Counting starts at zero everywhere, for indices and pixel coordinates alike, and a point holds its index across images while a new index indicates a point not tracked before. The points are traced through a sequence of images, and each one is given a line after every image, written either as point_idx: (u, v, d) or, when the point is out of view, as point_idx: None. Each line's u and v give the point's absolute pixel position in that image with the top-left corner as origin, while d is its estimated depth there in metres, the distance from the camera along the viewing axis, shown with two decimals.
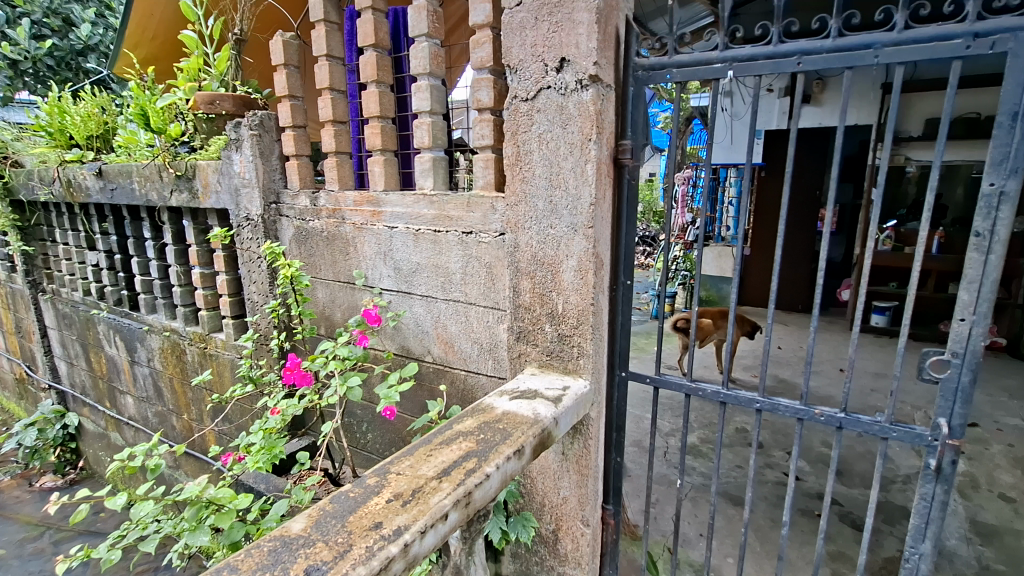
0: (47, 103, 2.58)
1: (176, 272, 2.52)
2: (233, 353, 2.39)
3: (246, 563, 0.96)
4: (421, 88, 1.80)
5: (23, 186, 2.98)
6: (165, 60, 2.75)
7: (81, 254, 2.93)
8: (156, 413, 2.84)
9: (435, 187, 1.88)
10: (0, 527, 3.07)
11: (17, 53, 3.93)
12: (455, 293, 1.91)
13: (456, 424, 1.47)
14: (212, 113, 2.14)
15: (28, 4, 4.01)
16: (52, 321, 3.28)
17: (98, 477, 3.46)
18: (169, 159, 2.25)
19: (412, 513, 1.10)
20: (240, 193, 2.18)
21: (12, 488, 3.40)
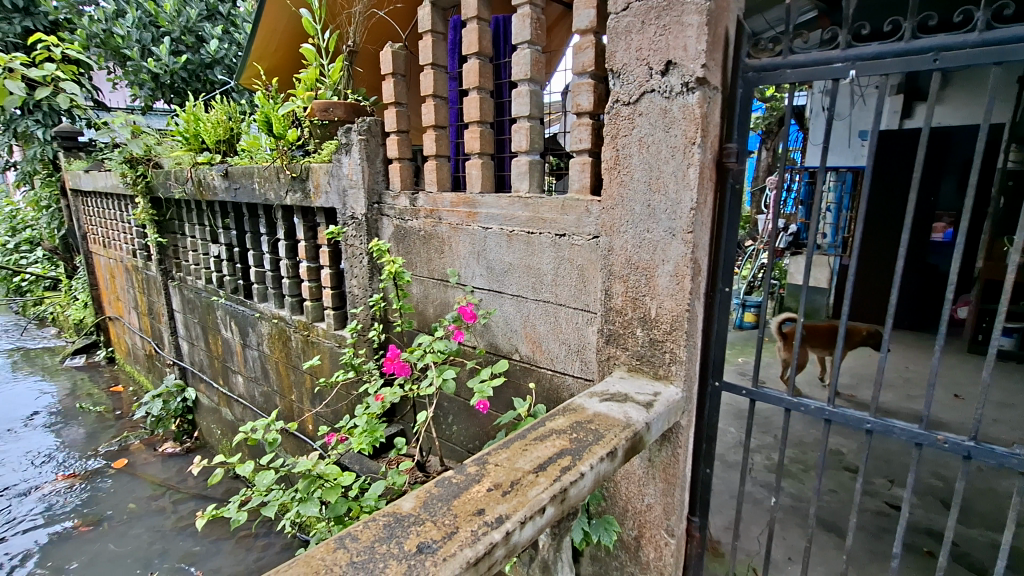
0: (185, 111, 2.91)
1: (286, 266, 2.76)
2: (333, 342, 2.58)
3: (365, 534, 1.04)
4: (521, 93, 1.85)
5: (161, 184, 3.37)
6: (284, 70, 3.01)
7: (205, 246, 3.29)
8: (262, 393, 3.12)
9: (531, 190, 1.92)
10: (131, 483, 3.51)
11: (159, 67, 4.48)
12: (546, 294, 1.94)
13: (548, 420, 1.50)
14: (327, 120, 2.32)
15: (169, 23, 4.53)
16: (178, 305, 3.68)
17: (209, 447, 3.84)
18: (287, 161, 2.47)
19: (512, 503, 1.14)
20: (347, 194, 2.35)
21: (140, 451, 3.86)
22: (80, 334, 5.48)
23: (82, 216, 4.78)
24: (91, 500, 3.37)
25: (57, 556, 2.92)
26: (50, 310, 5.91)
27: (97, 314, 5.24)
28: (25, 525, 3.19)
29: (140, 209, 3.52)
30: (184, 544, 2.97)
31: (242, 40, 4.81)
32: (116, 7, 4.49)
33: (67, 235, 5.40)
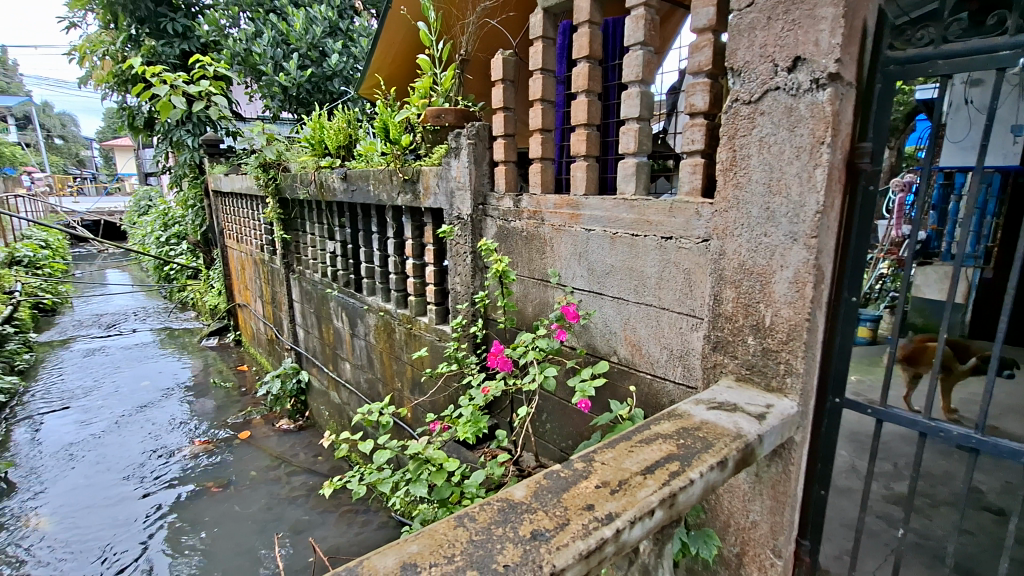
0: (312, 120, 3.21)
1: (394, 262, 2.96)
2: (434, 336, 2.72)
3: (482, 516, 1.10)
4: (631, 95, 1.85)
5: (288, 186, 3.74)
6: (401, 80, 3.23)
7: (323, 242, 3.61)
8: (367, 379, 3.37)
9: (637, 192, 1.90)
10: (253, 453, 3.92)
11: (288, 81, 4.97)
12: (649, 297, 1.91)
13: (653, 424, 1.48)
14: (438, 125, 2.46)
15: (298, 40, 4.99)
16: (297, 296, 4.06)
17: (318, 426, 4.20)
18: (401, 165, 2.65)
19: (621, 502, 1.14)
20: (455, 195, 2.47)
21: (261, 425, 4.30)
22: (214, 318, 6.22)
23: (220, 214, 5.42)
24: (220, 465, 3.81)
25: (194, 511, 3.34)
26: (191, 296, 6.77)
27: (228, 301, 5.93)
28: (168, 481, 3.65)
29: (270, 208, 3.95)
30: (296, 513, 3.27)
31: (359, 54, 5.18)
32: (255, 28, 5.06)
33: (207, 231, 6.16)
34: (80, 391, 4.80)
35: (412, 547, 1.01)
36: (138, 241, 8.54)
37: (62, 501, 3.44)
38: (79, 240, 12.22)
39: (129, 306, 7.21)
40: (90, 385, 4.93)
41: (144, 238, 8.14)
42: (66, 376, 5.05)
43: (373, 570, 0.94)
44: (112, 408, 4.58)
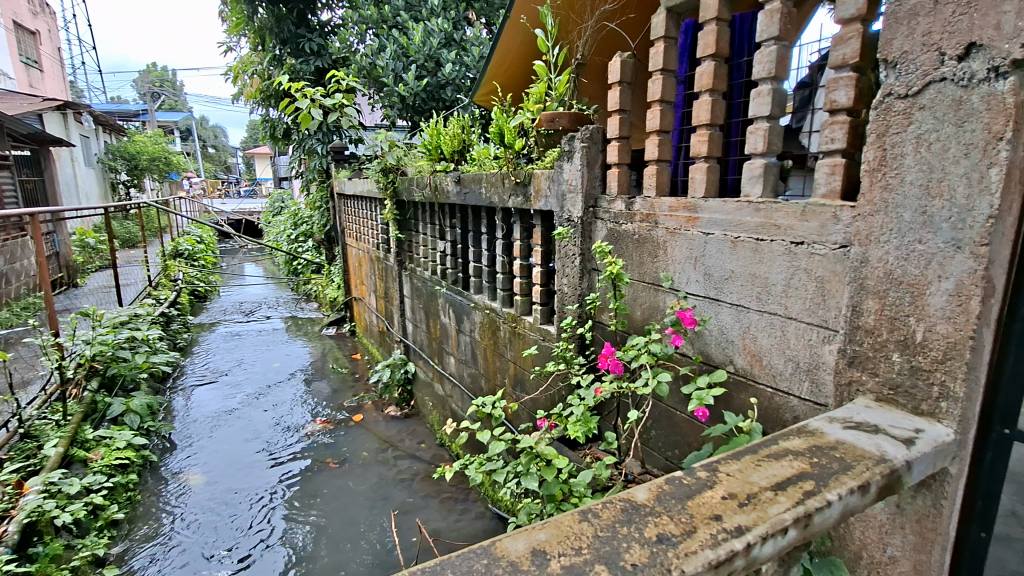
0: (430, 127, 3.43)
1: (502, 262, 3.06)
2: (539, 335, 2.78)
3: (605, 513, 1.11)
4: (761, 93, 1.75)
5: (405, 189, 4.01)
6: (516, 86, 3.35)
7: (434, 242, 3.83)
8: (471, 374, 3.52)
9: (763, 195, 1.80)
10: (365, 435, 4.25)
11: (407, 91, 5.33)
12: (773, 306, 1.80)
13: (781, 440, 1.40)
14: (552, 129, 2.52)
15: (417, 53, 5.33)
16: (409, 291, 4.35)
17: (422, 416, 4.46)
18: (513, 168, 2.74)
19: (752, 516, 1.09)
20: (566, 198, 2.50)
21: (371, 409, 4.65)
22: (333, 310, 6.82)
23: (342, 215, 5.95)
24: (337, 443, 4.17)
25: (315, 482, 3.69)
26: (314, 289, 7.49)
27: (346, 295, 6.48)
28: (294, 454, 4.05)
29: (388, 210, 4.26)
30: (401, 495, 3.49)
31: (471, 62, 5.43)
32: (380, 43, 5.48)
33: (330, 230, 6.78)
34: (225, 368, 5.47)
35: (541, 535, 1.04)
36: (272, 238, 9.63)
37: (209, 460, 3.92)
38: (226, 236, 14.04)
39: (263, 295, 8.14)
40: (232, 363, 5.61)
41: (276, 235, 9.15)
42: (215, 354, 5.79)
43: (506, 551, 0.99)
44: (250, 385, 5.17)
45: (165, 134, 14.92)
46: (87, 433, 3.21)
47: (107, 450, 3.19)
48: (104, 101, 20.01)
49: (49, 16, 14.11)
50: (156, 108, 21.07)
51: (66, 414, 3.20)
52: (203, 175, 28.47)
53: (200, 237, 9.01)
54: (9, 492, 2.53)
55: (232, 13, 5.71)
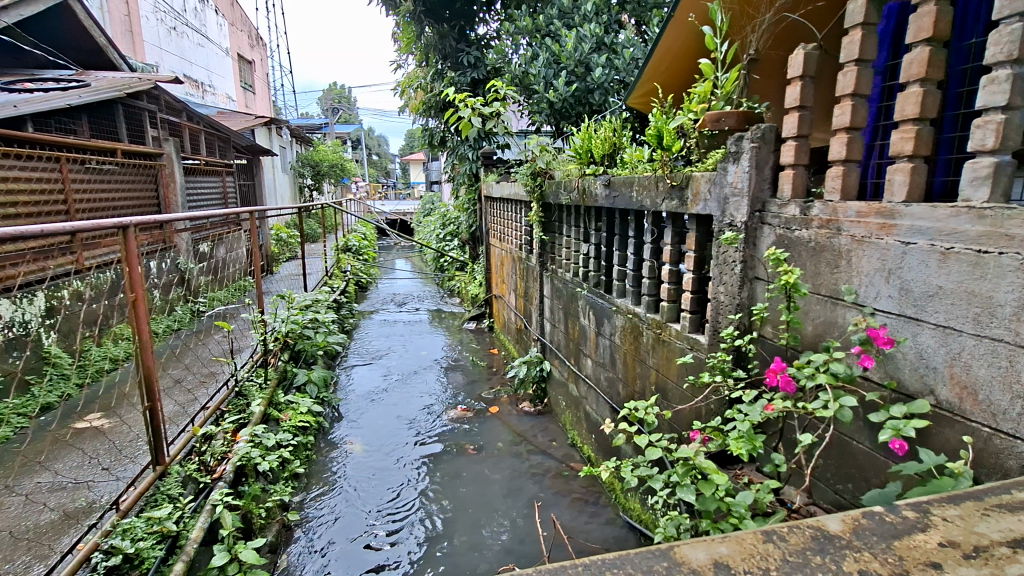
0: (582, 130, 3.50)
1: (649, 267, 2.99)
2: (685, 344, 2.66)
3: (794, 538, 1.04)
4: (994, 80, 1.47)
5: (552, 192, 4.12)
6: (678, 87, 3.34)
7: (578, 244, 3.88)
8: (608, 378, 3.51)
9: (990, 199, 1.48)
10: (500, 427, 4.46)
11: (555, 97, 5.46)
12: (996, 332, 1.47)
13: (1015, 490, 1.18)
14: (717, 130, 2.37)
15: (568, 59, 5.42)
16: (549, 292, 4.50)
17: (554, 414, 4.54)
18: (669, 170, 2.66)
19: (983, 570, 0.93)
20: (728, 202, 2.35)
21: (506, 403, 4.86)
22: (473, 306, 7.24)
23: (488, 217, 6.29)
24: (474, 431, 4.42)
25: (455, 464, 3.95)
26: (458, 285, 8.02)
27: (488, 292, 6.83)
28: (437, 437, 4.36)
29: (534, 213, 4.42)
30: (532, 488, 3.59)
31: (620, 65, 5.39)
32: (533, 51, 5.69)
33: (476, 230, 7.20)
34: (381, 352, 6.10)
35: (722, 548, 1.01)
36: (424, 236, 10.51)
37: (367, 432, 4.41)
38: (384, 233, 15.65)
39: (413, 288, 8.90)
40: (388, 348, 6.23)
41: (427, 234, 9.97)
42: (373, 339, 6.48)
43: (687, 559, 0.98)
44: (401, 369, 5.70)
45: (341, 143, 17.07)
46: (280, 397, 3.78)
47: (293, 413, 3.74)
48: (294, 116, 23.58)
49: (262, 48, 16.95)
50: (334, 121, 24.19)
51: (265, 378, 3.81)
52: (366, 179, 32.02)
53: (365, 233, 10.16)
54: (228, 437, 3.10)
55: (403, 32, 6.35)
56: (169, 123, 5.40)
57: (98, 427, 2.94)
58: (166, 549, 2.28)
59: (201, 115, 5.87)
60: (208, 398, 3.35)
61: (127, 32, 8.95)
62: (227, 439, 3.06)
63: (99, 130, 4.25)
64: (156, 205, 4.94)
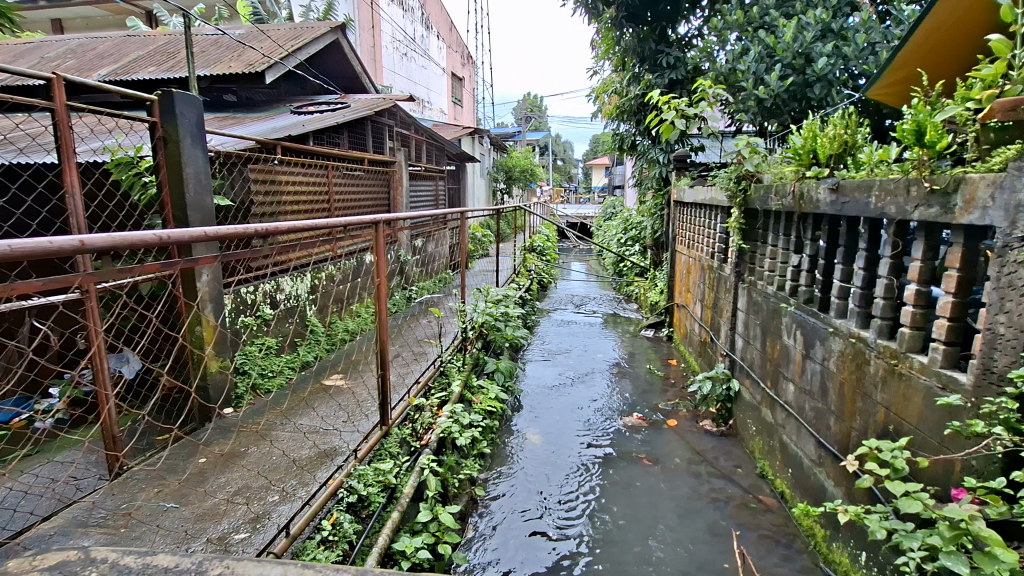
0: (805, 129, 3.12)
1: (884, 286, 2.49)
2: (933, 382, 2.17)
3: None
4: None
5: (759, 198, 3.78)
6: (953, 67, 3.23)
7: (787, 255, 3.51)
8: (814, 408, 3.09)
9: None
10: (678, 442, 4.25)
11: (767, 93, 4.98)
12: None
13: None
14: (1010, 122, 1.92)
15: (784, 51, 4.92)
16: (744, 305, 4.18)
17: (741, 439, 4.16)
18: (928, 173, 2.17)
19: None
20: (1022, 211, 1.79)
21: (685, 418, 4.61)
22: (653, 313, 7.03)
23: (676, 223, 6.05)
24: (650, 442, 4.28)
25: (628, 472, 3.87)
26: (637, 291, 7.88)
27: (669, 300, 6.56)
28: (610, 441, 4.33)
29: (734, 219, 4.12)
30: (712, 515, 3.34)
31: (851, 52, 4.72)
32: (743, 45, 5.28)
33: (662, 236, 6.99)
34: (559, 350, 6.28)
35: None
36: (605, 240, 10.54)
37: (544, 424, 4.59)
38: (563, 236, 16.12)
39: (591, 290, 9.00)
40: (565, 347, 6.40)
41: (609, 239, 9.99)
42: (552, 337, 6.72)
43: None
44: (577, 369, 5.79)
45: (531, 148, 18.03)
46: (473, 381, 4.17)
47: (484, 397, 4.07)
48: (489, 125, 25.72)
49: (472, 66, 18.82)
50: (528, 127, 25.46)
51: (463, 363, 4.23)
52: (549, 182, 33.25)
53: (549, 233, 10.57)
54: (433, 411, 3.51)
55: (603, 38, 6.46)
56: (400, 135, 6.33)
57: (340, 386, 3.59)
58: (386, 497, 2.69)
59: (426, 128, 6.76)
60: (419, 373, 3.86)
61: (371, 61, 10.76)
62: (433, 412, 3.47)
63: (354, 143, 5.16)
64: (388, 204, 5.81)
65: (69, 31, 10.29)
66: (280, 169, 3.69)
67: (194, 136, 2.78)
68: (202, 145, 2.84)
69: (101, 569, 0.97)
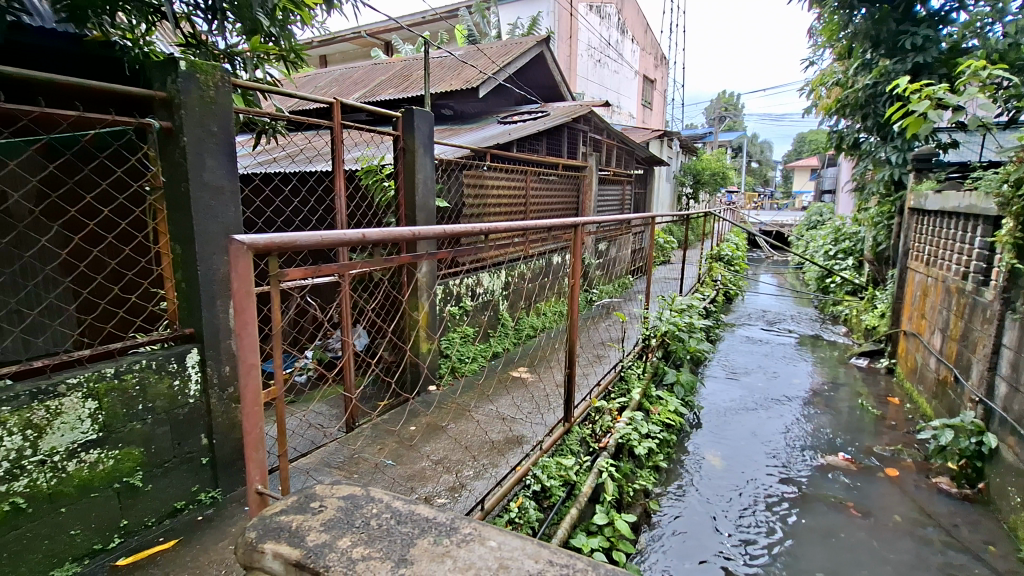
0: None
1: None
2: None
3: None
4: None
5: None
6: None
7: None
8: None
9: None
10: (899, 497, 3.54)
11: None
12: None
13: None
14: None
15: None
16: (1013, 341, 3.31)
17: (994, 510, 3.29)
18: None
19: None
20: None
21: (911, 470, 3.83)
22: (868, 339, 6.01)
23: (911, 234, 5.07)
24: (860, 489, 3.66)
25: (830, 518, 3.36)
26: (847, 312, 6.82)
27: (891, 326, 5.54)
28: (809, 478, 3.79)
29: (1005, 231, 3.29)
30: None
31: None
32: None
33: (888, 250, 5.93)
34: (747, 369, 5.76)
35: None
36: (808, 252, 9.32)
37: (727, 446, 4.24)
38: (753, 246, 14.66)
39: (786, 307, 8.06)
40: (755, 367, 5.81)
41: (813, 251, 8.83)
42: (739, 354, 6.17)
43: None
44: (767, 392, 5.21)
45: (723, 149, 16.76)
46: (652, 390, 4.06)
47: (663, 409, 3.93)
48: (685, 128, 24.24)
49: (663, 67, 18.29)
50: (721, 128, 23.49)
51: (642, 370, 4.17)
52: (741, 187, 30.37)
53: (739, 242, 9.75)
54: (612, 415, 3.52)
55: (826, 25, 5.75)
56: (593, 140, 6.44)
57: (525, 378, 3.80)
58: (566, 492, 2.77)
59: (618, 132, 6.78)
60: (600, 376, 3.89)
61: (566, 69, 11.19)
62: (613, 416, 3.48)
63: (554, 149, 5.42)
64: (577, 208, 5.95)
65: (332, 64, 12.76)
66: (488, 174, 4.03)
67: (426, 146, 3.19)
68: (430, 154, 3.24)
69: (380, 507, 1.17)
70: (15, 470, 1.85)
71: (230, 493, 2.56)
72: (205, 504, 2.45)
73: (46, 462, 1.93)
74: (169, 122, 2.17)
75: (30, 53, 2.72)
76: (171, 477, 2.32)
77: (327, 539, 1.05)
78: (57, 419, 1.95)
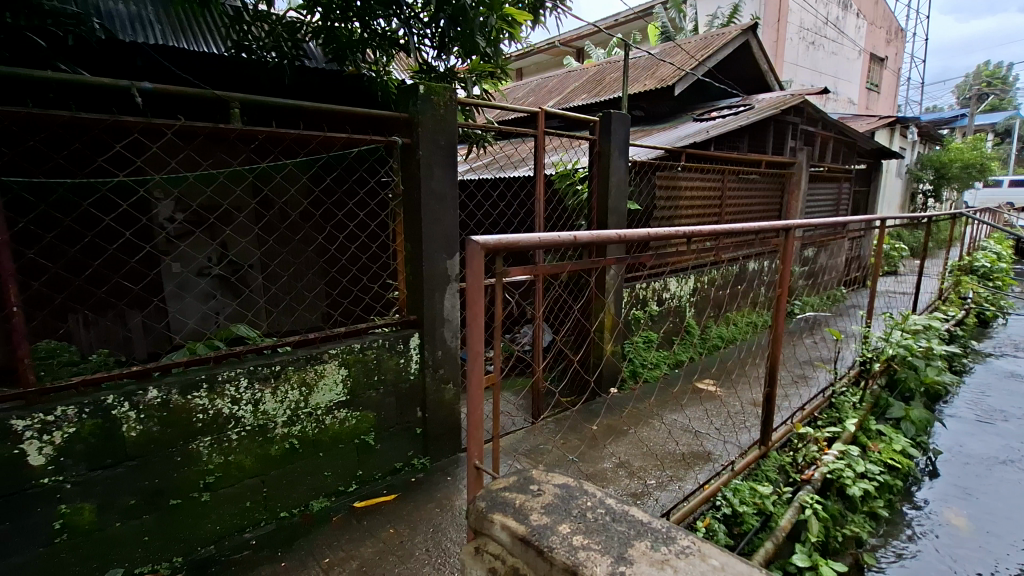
0: None
1: None
2: None
3: None
4: None
5: None
6: None
7: None
8: None
9: None
10: None
11: None
12: None
13: None
14: None
15: None
16: None
17: None
18: None
19: None
20: None
21: None
22: None
23: None
24: None
25: None
26: None
27: None
28: None
29: None
30: None
31: None
32: None
33: None
34: (1011, 412, 4.53)
35: None
36: None
37: (978, 503, 3.39)
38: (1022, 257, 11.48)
39: None
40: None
41: None
42: (997, 393, 4.90)
43: None
44: None
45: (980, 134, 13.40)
46: (872, 423, 3.46)
47: (886, 447, 3.32)
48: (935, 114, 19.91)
49: (898, 41, 15.39)
50: (978, 108, 18.82)
51: (859, 399, 3.58)
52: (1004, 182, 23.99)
53: (1003, 252, 7.72)
54: (819, 445, 3.09)
55: None
56: (805, 133, 5.72)
57: (714, 392, 3.56)
58: (760, 521, 2.53)
59: (836, 122, 5.91)
60: (805, 400, 3.46)
61: (772, 56, 10.14)
62: (820, 447, 3.06)
63: (755, 145, 4.96)
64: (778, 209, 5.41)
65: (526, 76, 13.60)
66: (681, 175, 3.88)
67: (621, 149, 3.19)
68: (624, 156, 3.24)
69: (592, 501, 1.21)
70: (294, 416, 2.38)
71: (436, 463, 2.89)
72: (417, 468, 2.82)
73: (312, 414, 2.43)
74: (409, 139, 2.54)
75: (311, 88, 3.45)
76: (394, 441, 2.73)
77: (549, 522, 1.12)
78: (320, 381, 2.43)
